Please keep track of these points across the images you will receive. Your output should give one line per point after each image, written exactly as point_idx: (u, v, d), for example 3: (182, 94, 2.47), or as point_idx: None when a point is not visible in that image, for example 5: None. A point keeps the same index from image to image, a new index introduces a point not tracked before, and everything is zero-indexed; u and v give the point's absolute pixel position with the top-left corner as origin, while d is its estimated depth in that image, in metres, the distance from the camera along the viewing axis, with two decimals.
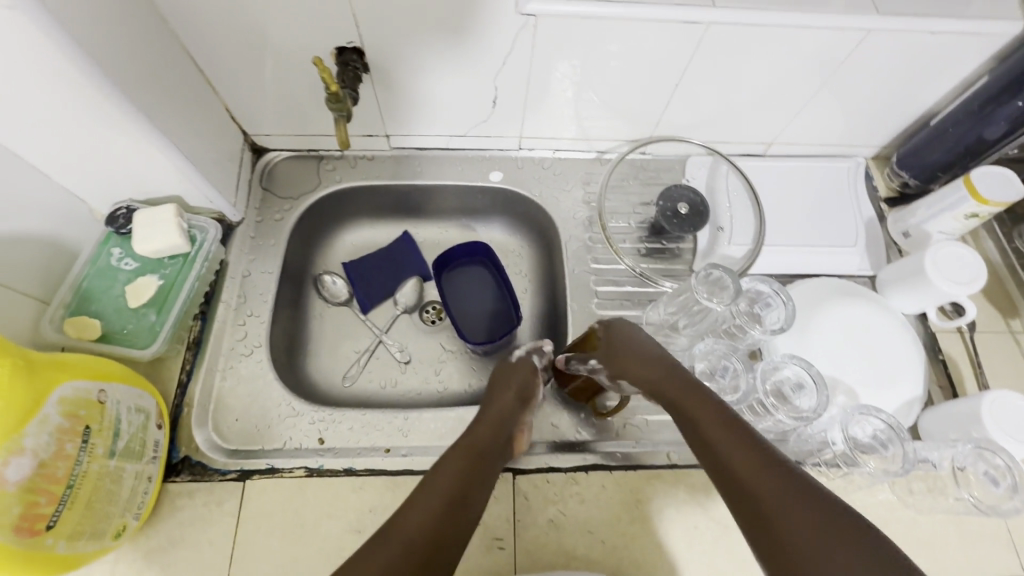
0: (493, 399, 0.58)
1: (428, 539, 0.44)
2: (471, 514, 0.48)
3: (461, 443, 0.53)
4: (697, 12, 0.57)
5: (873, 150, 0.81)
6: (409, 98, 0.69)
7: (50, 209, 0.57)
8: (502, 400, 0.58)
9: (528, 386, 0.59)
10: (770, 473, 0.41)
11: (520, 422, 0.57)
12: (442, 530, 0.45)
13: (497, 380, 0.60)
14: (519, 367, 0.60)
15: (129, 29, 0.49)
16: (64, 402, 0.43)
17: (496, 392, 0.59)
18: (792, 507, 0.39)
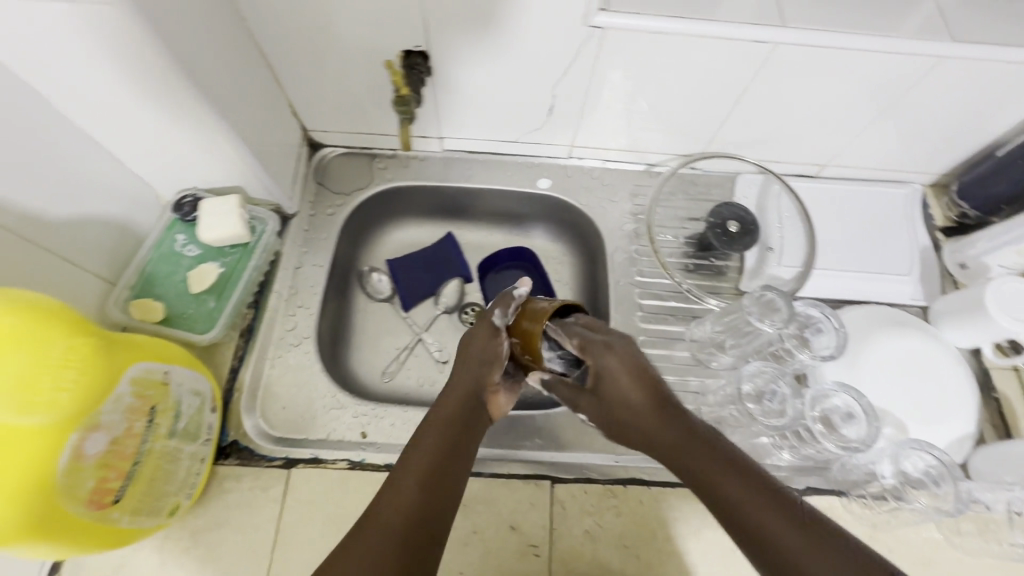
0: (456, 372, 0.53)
1: (412, 525, 0.43)
2: (455, 486, 0.47)
3: (431, 421, 0.51)
4: (765, 33, 0.57)
5: (931, 178, 0.80)
6: (467, 102, 0.70)
7: (122, 194, 0.59)
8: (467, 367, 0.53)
9: (489, 351, 0.52)
10: (765, 503, 0.38)
11: (490, 383, 0.53)
12: (425, 512, 0.44)
13: (462, 343, 0.54)
14: (478, 329, 0.53)
15: (212, 25, 0.51)
16: (134, 381, 0.44)
17: (460, 361, 0.54)
18: (795, 542, 0.37)
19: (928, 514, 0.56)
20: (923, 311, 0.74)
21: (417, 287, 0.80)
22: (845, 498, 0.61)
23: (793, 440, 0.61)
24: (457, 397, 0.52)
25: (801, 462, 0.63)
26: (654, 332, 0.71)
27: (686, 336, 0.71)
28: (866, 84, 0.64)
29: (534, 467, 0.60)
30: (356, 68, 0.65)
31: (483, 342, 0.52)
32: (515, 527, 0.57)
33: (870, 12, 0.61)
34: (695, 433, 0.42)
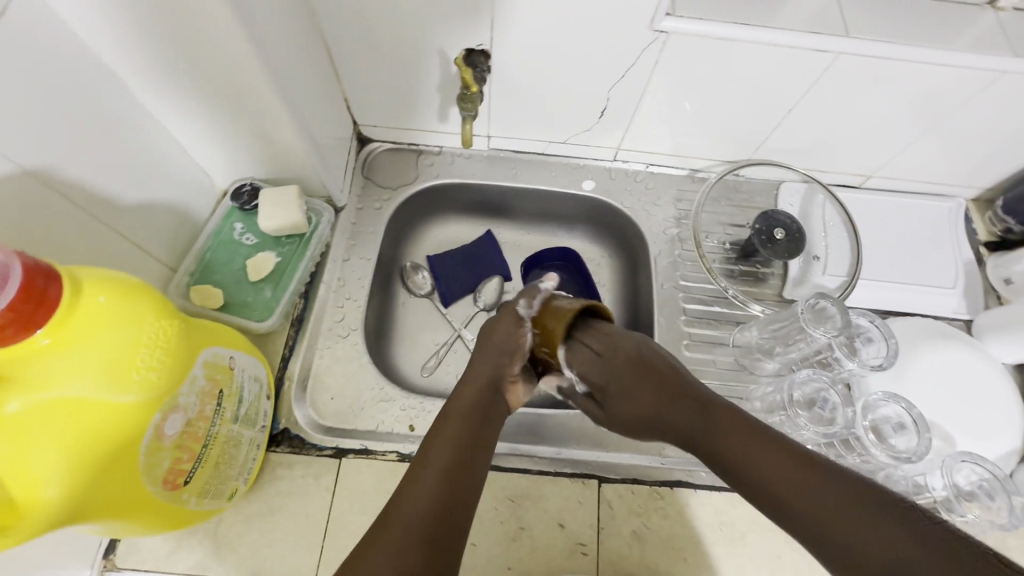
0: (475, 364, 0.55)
1: (432, 519, 0.42)
2: (473, 477, 0.47)
3: (450, 412, 0.51)
4: (829, 42, 0.58)
5: (975, 192, 0.80)
6: (520, 101, 0.70)
7: (183, 181, 0.60)
8: (487, 358, 0.55)
9: (511, 342, 0.55)
10: (784, 462, 0.42)
11: (509, 373, 0.55)
12: (446, 504, 0.43)
13: (484, 336, 0.57)
14: (502, 320, 0.56)
15: (288, 17, 0.52)
16: (206, 365, 0.45)
17: (479, 353, 0.56)
18: (814, 498, 0.39)
19: (979, 527, 0.55)
20: (966, 324, 0.74)
21: (457, 284, 0.80)
22: None
23: (838, 447, 0.60)
24: (476, 389, 0.53)
25: None
26: (698, 336, 0.71)
27: (730, 341, 0.71)
28: (922, 96, 0.64)
29: (582, 466, 0.60)
30: (416, 65, 0.66)
31: (507, 332, 0.55)
32: (564, 525, 0.57)
33: (929, 25, 0.61)
34: (706, 410, 0.48)
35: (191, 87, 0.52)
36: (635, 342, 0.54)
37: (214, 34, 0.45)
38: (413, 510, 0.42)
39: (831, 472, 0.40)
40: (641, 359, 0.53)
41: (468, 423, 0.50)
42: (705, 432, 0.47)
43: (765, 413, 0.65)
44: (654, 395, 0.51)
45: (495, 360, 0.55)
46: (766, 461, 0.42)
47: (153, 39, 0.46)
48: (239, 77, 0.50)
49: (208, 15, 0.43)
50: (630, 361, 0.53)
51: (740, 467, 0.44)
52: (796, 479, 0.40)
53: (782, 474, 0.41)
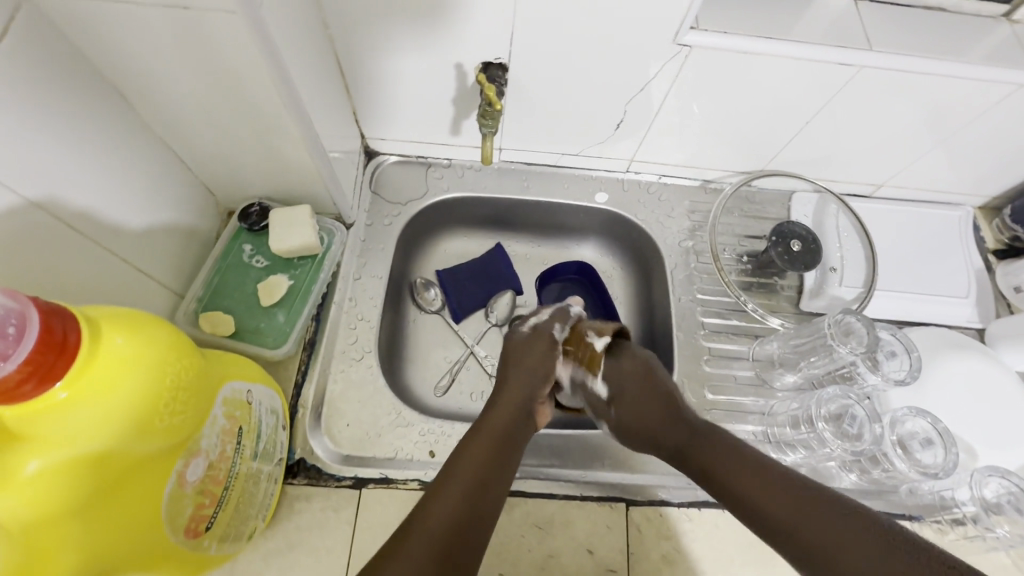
0: (505, 385, 0.55)
1: (456, 529, 0.41)
2: (493, 498, 0.45)
3: (478, 430, 0.50)
4: (851, 55, 0.57)
5: (982, 201, 0.80)
6: (535, 114, 0.69)
7: (187, 201, 0.57)
8: (519, 381, 0.55)
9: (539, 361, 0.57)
10: (783, 494, 0.42)
11: (540, 396, 0.56)
12: (470, 518, 0.42)
13: (510, 354, 0.59)
14: (533, 343, 0.59)
15: (304, 32, 0.50)
16: (225, 402, 0.43)
17: (510, 374, 0.56)
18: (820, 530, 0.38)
19: (1007, 541, 0.55)
20: (978, 333, 0.74)
21: (468, 300, 0.78)
22: (917, 523, 0.60)
23: (864, 463, 0.61)
24: (504, 413, 0.52)
25: (865, 485, 0.62)
26: (717, 351, 0.70)
27: (749, 355, 0.70)
28: (938, 109, 0.64)
29: (608, 489, 0.59)
30: (429, 78, 0.64)
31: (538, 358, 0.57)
32: (593, 551, 0.56)
33: (944, 37, 0.61)
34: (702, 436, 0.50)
35: (199, 106, 0.49)
36: (639, 361, 0.56)
37: (229, 53, 0.43)
38: (435, 518, 0.41)
39: (834, 507, 0.39)
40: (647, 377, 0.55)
41: (496, 443, 0.49)
42: (708, 460, 0.48)
43: (789, 428, 0.64)
44: (659, 412, 0.53)
45: (524, 383, 0.55)
46: (769, 498, 0.42)
47: (162, 57, 0.44)
48: (252, 96, 0.48)
49: (223, 33, 0.41)
50: (635, 377, 0.55)
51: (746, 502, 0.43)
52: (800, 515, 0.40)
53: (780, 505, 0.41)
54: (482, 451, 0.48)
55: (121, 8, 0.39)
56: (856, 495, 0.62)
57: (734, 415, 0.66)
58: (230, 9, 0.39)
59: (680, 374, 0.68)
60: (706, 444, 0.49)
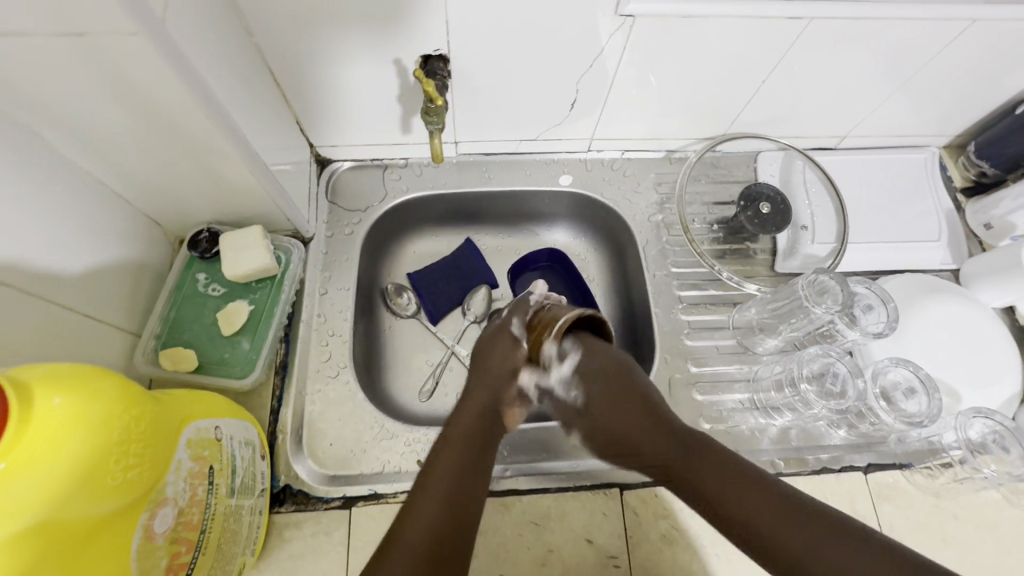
0: (477, 386, 0.55)
1: (436, 540, 0.42)
2: (467, 500, 0.46)
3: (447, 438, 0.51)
4: (800, 7, 0.55)
5: (946, 140, 0.80)
6: (486, 104, 0.67)
7: (130, 237, 0.55)
8: (488, 382, 0.55)
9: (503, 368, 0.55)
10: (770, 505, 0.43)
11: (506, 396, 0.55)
12: (446, 528, 0.43)
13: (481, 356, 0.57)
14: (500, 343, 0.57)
15: (224, 46, 0.47)
16: (190, 445, 0.41)
17: (478, 378, 0.56)
18: (801, 540, 0.40)
19: (995, 480, 0.56)
20: (953, 274, 0.74)
21: (443, 300, 0.76)
22: (907, 471, 0.61)
23: (851, 418, 0.61)
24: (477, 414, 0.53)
25: (855, 439, 0.62)
26: (697, 323, 0.70)
27: (729, 323, 0.70)
28: (892, 54, 0.63)
29: (601, 476, 0.59)
30: (370, 78, 0.61)
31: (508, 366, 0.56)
32: (591, 540, 0.56)
33: None
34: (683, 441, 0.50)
35: (121, 135, 0.46)
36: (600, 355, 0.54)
37: (142, 78, 0.40)
38: (417, 532, 0.43)
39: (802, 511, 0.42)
40: (623, 375, 0.54)
41: (465, 448, 0.50)
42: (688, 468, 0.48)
43: (774, 392, 0.64)
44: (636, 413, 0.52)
45: (496, 383, 0.55)
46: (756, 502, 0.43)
47: (71, 90, 0.41)
48: (177, 120, 0.45)
49: (129, 57, 0.38)
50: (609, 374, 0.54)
51: (739, 523, 0.43)
52: (799, 527, 0.41)
53: (750, 503, 0.43)
54: (452, 459, 0.49)
55: (13, 42, 0.36)
56: (846, 450, 0.62)
57: (719, 386, 0.66)
58: (131, 32, 0.36)
59: (662, 351, 0.68)
60: (699, 453, 0.48)
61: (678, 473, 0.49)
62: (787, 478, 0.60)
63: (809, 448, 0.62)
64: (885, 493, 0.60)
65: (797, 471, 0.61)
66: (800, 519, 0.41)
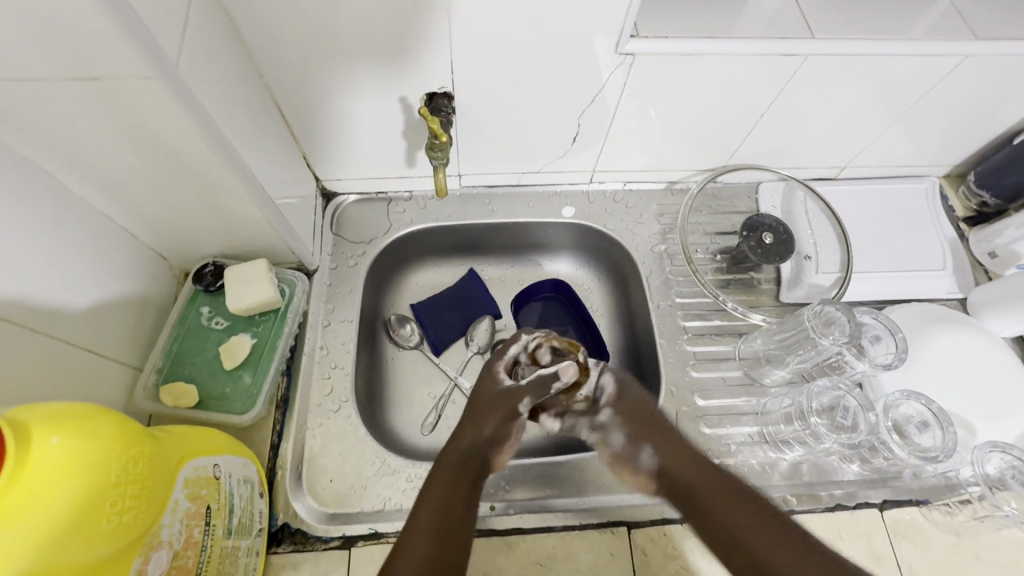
0: (465, 430, 0.53)
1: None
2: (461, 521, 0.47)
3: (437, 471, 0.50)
4: (794, 45, 0.57)
5: (945, 170, 0.80)
6: (490, 139, 0.68)
7: (135, 271, 0.55)
8: (479, 430, 0.53)
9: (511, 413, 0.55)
10: (772, 530, 0.45)
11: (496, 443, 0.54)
12: (440, 562, 0.43)
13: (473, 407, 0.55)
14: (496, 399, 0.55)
15: (233, 87, 0.49)
16: (187, 484, 0.40)
17: (468, 422, 0.54)
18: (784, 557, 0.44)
19: (1016, 518, 0.54)
20: (960, 303, 0.74)
21: (447, 331, 0.75)
22: (925, 507, 0.59)
23: (864, 453, 0.60)
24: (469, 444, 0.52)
25: (869, 474, 0.61)
26: (703, 354, 0.69)
27: (735, 354, 0.69)
28: (889, 87, 0.64)
29: (607, 514, 0.57)
30: (376, 115, 0.62)
31: (501, 409, 0.54)
32: None
33: (885, 16, 0.61)
34: (701, 464, 0.52)
35: (131, 173, 0.47)
36: (636, 395, 0.58)
37: (153, 119, 0.41)
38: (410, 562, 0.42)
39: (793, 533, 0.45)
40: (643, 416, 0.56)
41: (453, 479, 0.49)
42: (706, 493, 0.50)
43: (784, 425, 0.62)
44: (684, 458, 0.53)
45: (487, 435, 0.53)
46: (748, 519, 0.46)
47: (84, 131, 0.42)
48: (186, 158, 0.46)
49: (139, 99, 0.39)
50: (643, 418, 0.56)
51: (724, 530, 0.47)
52: (785, 553, 0.44)
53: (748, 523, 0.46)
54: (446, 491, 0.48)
55: (31, 87, 0.37)
56: (861, 486, 0.60)
57: (728, 419, 0.65)
58: (144, 75, 0.37)
59: (668, 383, 0.67)
60: (717, 481, 0.50)
61: (698, 500, 0.50)
62: (800, 516, 0.59)
63: (822, 483, 0.61)
64: (902, 531, 0.58)
65: (811, 508, 0.59)
66: (785, 545, 0.44)
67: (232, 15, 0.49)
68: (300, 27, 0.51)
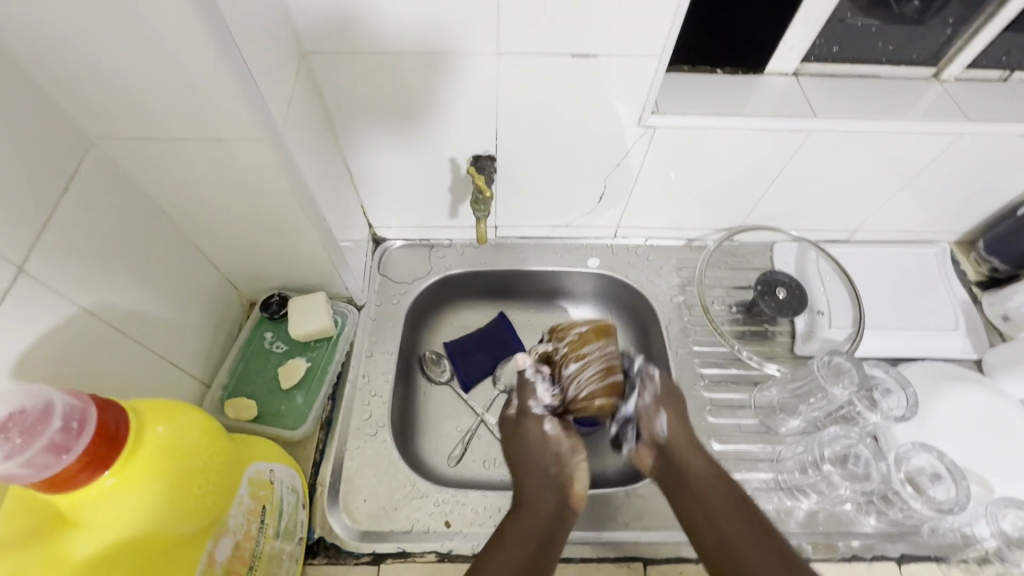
0: (528, 477, 0.58)
1: None
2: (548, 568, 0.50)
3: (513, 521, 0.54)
4: (800, 122, 0.65)
5: (956, 236, 0.84)
6: (524, 195, 0.76)
7: (214, 298, 0.63)
8: (539, 471, 0.59)
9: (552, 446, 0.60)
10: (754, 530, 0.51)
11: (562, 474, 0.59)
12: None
13: (523, 449, 0.60)
14: (535, 437, 0.61)
15: (316, 147, 0.58)
16: (250, 482, 0.45)
17: (531, 458, 0.60)
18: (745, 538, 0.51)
19: None
20: (976, 363, 0.76)
21: (476, 368, 0.81)
22: (945, 565, 0.59)
23: (879, 503, 0.61)
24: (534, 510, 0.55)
25: (887, 528, 0.62)
26: (719, 400, 0.72)
27: (752, 403, 0.72)
28: (893, 157, 0.70)
29: (624, 547, 0.60)
30: (427, 173, 0.72)
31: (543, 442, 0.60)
32: None
33: (887, 99, 0.68)
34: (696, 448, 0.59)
35: (228, 217, 0.56)
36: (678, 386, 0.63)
37: (254, 172, 0.50)
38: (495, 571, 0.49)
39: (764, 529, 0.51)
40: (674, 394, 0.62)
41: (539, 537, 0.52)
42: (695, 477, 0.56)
43: (798, 473, 0.64)
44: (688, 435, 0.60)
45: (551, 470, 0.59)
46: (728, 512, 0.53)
47: (198, 181, 0.51)
48: (274, 205, 0.55)
49: (248, 156, 0.48)
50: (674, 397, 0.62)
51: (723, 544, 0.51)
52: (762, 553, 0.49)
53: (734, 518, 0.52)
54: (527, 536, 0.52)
55: (169, 144, 0.47)
56: (878, 539, 0.61)
57: (743, 465, 0.67)
58: (257, 138, 0.46)
59: None
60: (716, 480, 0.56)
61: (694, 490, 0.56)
62: (815, 564, 0.60)
63: (838, 534, 0.62)
64: None
65: (827, 556, 0.60)
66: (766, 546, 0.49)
67: (319, 89, 0.59)
68: (371, 99, 0.61)
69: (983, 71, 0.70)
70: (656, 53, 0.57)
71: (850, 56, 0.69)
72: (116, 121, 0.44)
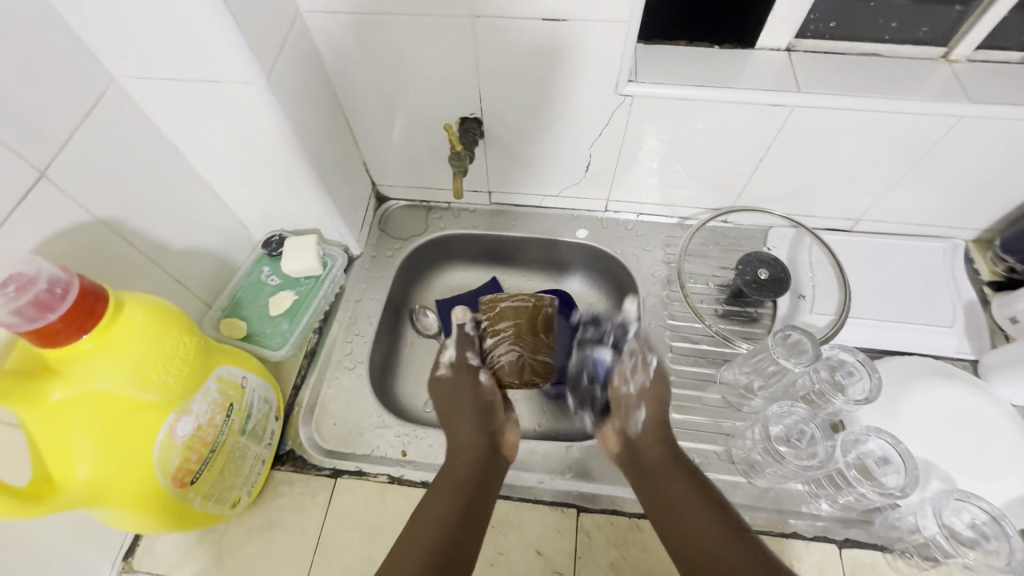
0: (455, 427, 0.61)
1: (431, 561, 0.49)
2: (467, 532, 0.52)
3: (439, 483, 0.56)
4: (784, 97, 0.64)
5: (973, 233, 0.79)
6: (514, 162, 0.80)
7: (222, 233, 0.72)
8: (465, 420, 0.61)
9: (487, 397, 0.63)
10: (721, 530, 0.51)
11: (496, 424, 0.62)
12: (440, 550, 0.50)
13: (448, 402, 0.63)
14: (461, 383, 0.64)
15: (312, 101, 0.65)
16: (219, 378, 0.52)
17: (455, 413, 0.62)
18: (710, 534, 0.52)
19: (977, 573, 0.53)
20: (973, 364, 0.72)
21: None
22: (889, 554, 0.58)
23: (829, 487, 0.60)
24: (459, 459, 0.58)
25: (838, 513, 0.61)
26: (685, 373, 0.73)
27: (716, 378, 0.72)
28: (891, 139, 0.67)
29: (563, 494, 0.63)
30: (422, 134, 0.77)
31: (469, 388, 0.63)
32: (542, 552, 0.59)
33: (887, 78, 0.65)
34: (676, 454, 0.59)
35: (231, 159, 0.63)
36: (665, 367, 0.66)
37: (248, 116, 0.57)
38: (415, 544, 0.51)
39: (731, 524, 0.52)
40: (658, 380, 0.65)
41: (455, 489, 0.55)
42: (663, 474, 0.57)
43: (749, 448, 0.64)
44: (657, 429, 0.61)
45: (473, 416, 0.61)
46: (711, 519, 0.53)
47: (203, 122, 0.58)
48: (268, 149, 0.61)
49: (241, 101, 0.55)
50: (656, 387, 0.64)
51: (693, 538, 0.52)
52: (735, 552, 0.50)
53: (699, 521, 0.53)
54: (446, 500, 0.54)
55: (175, 87, 0.54)
56: (822, 519, 0.61)
57: (698, 435, 0.68)
58: (247, 82, 0.52)
59: None
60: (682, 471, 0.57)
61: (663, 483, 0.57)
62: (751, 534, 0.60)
63: (782, 510, 0.62)
64: (859, 569, 0.58)
65: (764, 529, 0.61)
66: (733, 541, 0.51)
67: (319, 48, 0.65)
68: (365, 60, 0.66)
69: (1002, 53, 0.66)
70: (625, 19, 0.58)
71: (849, 33, 0.67)
72: (130, 64, 0.52)
